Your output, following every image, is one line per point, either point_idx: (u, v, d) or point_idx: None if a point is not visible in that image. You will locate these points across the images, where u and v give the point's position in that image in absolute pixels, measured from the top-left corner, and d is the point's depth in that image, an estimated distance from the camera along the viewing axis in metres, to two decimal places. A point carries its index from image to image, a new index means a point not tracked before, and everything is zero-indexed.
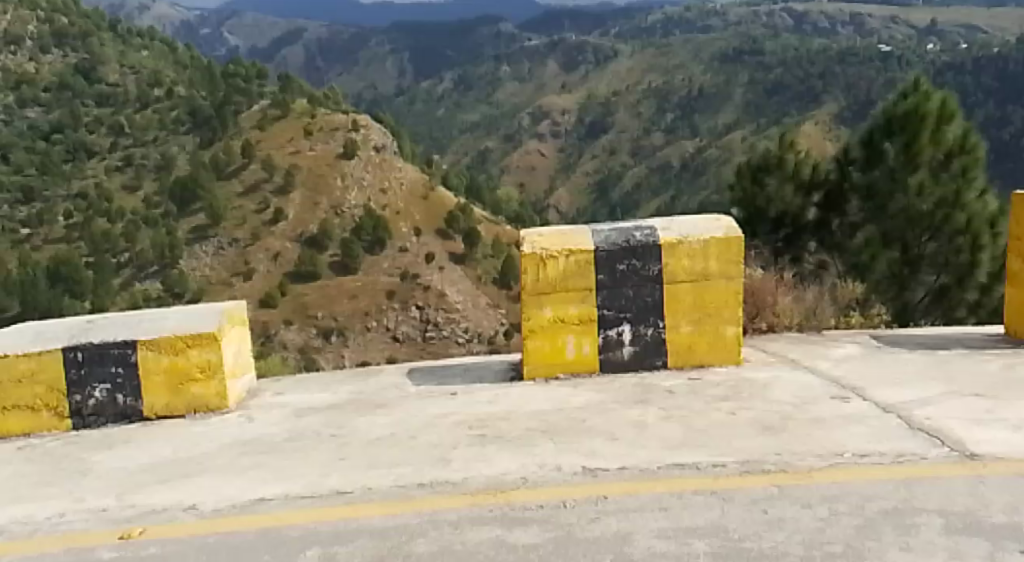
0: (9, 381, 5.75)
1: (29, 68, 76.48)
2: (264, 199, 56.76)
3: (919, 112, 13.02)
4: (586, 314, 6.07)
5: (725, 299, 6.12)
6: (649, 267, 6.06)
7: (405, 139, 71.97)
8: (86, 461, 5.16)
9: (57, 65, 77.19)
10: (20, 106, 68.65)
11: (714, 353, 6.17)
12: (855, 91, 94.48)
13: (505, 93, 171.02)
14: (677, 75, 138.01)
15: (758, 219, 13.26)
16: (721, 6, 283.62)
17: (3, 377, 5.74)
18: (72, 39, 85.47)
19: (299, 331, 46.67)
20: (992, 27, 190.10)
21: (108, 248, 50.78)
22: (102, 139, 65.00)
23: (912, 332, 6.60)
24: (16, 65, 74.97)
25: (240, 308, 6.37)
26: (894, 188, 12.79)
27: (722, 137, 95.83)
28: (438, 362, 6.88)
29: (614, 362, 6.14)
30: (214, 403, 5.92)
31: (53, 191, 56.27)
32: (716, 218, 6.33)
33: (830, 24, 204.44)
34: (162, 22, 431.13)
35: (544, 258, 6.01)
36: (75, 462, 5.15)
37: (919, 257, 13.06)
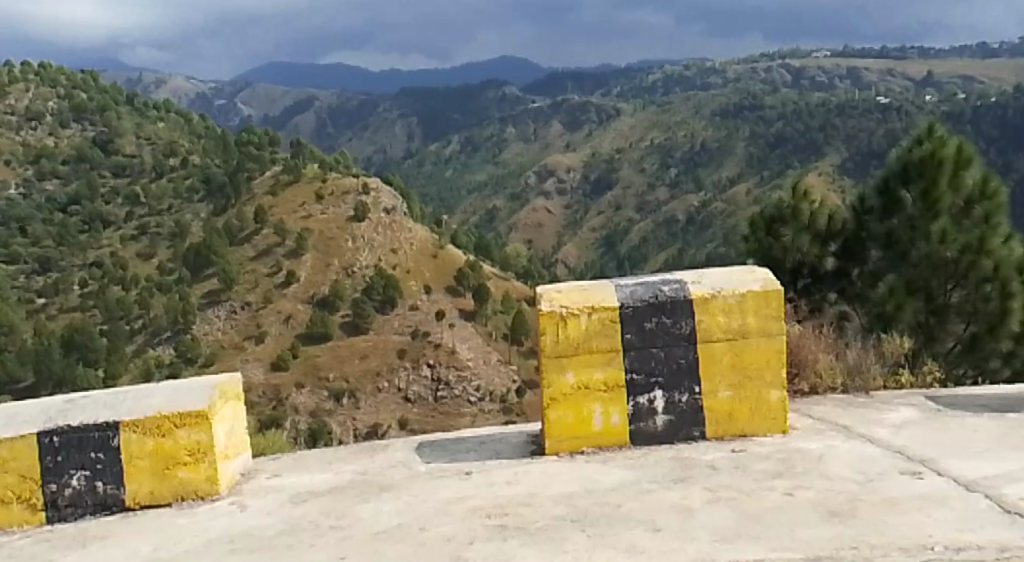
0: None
1: (48, 142, 76.49)
2: (276, 262, 55.66)
3: (936, 157, 12.37)
4: (612, 377, 5.48)
5: (767, 356, 5.52)
6: (680, 324, 5.47)
7: (413, 200, 71.52)
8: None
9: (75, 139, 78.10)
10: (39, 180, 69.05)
11: (757, 421, 5.51)
12: (856, 142, 94.54)
13: (510, 153, 171.26)
14: (680, 131, 138.56)
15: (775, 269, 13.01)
16: (720, 64, 285.34)
17: None
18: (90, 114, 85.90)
19: (309, 394, 46.31)
20: (989, 77, 190.94)
21: (122, 315, 50.89)
22: (118, 210, 65.46)
23: (975, 393, 5.95)
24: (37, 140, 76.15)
25: (235, 382, 5.76)
26: (913, 236, 12.25)
27: (727, 190, 95.60)
28: (456, 434, 6.24)
29: (647, 433, 5.49)
30: (204, 488, 5.27)
31: (69, 260, 57.85)
32: (752, 270, 5.75)
33: (828, 77, 205.28)
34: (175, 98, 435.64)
35: (564, 317, 5.45)
36: None
37: (946, 305, 12.22)
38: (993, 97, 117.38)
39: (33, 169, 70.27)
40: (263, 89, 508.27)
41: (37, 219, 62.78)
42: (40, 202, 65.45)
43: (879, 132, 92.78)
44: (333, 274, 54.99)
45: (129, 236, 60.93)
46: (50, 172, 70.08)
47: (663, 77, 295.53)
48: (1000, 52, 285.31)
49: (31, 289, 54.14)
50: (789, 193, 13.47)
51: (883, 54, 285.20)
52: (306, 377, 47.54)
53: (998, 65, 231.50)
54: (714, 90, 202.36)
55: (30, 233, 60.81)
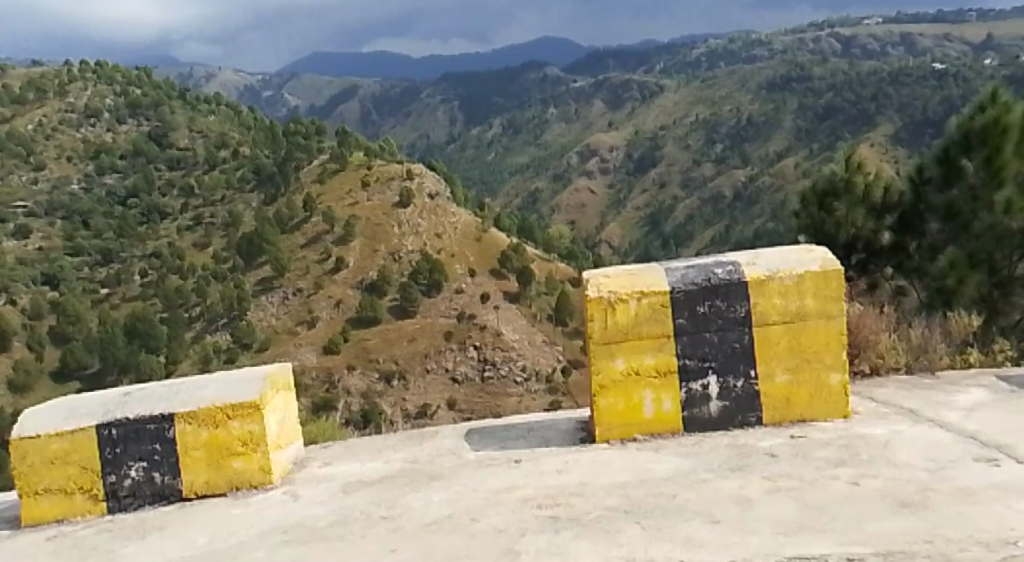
0: (38, 462, 5.08)
1: (105, 137, 77.45)
2: (325, 248, 55.78)
3: (1000, 125, 11.83)
4: (663, 364, 5.30)
5: (826, 340, 5.33)
6: (734, 308, 5.29)
7: (459, 183, 71.30)
8: (114, 555, 4.50)
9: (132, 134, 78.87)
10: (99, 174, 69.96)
11: (817, 406, 5.32)
12: (908, 111, 92.79)
13: (555, 133, 170.36)
14: (725, 106, 137.11)
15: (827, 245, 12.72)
16: (768, 36, 281.09)
17: (32, 457, 5.08)
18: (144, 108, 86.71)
19: (361, 376, 46.77)
20: None
21: (180, 303, 52.14)
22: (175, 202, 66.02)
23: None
24: (96, 135, 77.16)
25: (285, 371, 5.61)
26: (975, 207, 11.87)
27: (774, 164, 94.46)
28: (506, 421, 6.08)
29: (702, 419, 5.31)
30: (257, 478, 5.13)
31: (130, 252, 58.63)
32: (809, 249, 5.54)
33: (879, 46, 201.55)
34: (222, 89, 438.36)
35: (612, 303, 5.28)
36: (102, 556, 4.50)
37: (1012, 277, 11.93)
38: None
39: (92, 165, 71.25)
40: (308, 76, 510.06)
41: (98, 212, 63.72)
42: (99, 196, 66.31)
43: (932, 101, 90.95)
44: (380, 259, 55.08)
45: (185, 227, 61.47)
46: (109, 166, 70.98)
47: (708, 52, 292.46)
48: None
49: (94, 281, 55.45)
50: (842, 166, 13.15)
51: (936, 20, 279.23)
52: (356, 359, 47.76)
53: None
54: (759, 63, 199.94)
55: (91, 226, 61.78)
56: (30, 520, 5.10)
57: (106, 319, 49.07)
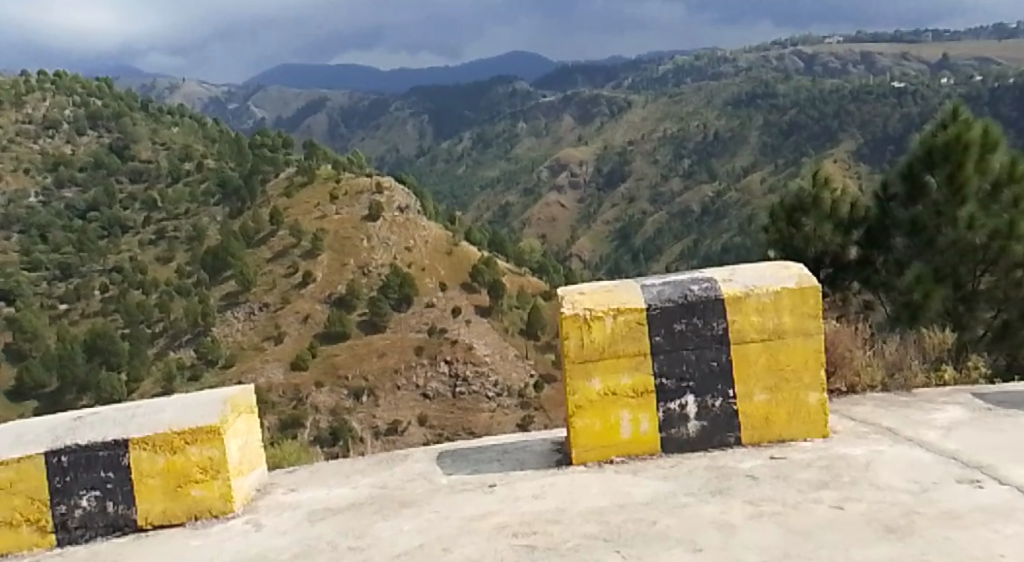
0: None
1: (64, 150, 76.26)
2: (293, 262, 55.29)
3: (961, 140, 12.06)
4: (640, 384, 5.19)
5: (805, 358, 5.24)
6: (711, 325, 5.20)
7: (426, 198, 71.05)
8: None
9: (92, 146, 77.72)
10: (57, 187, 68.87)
11: (795, 424, 5.23)
12: (872, 128, 93.78)
13: (522, 148, 170.47)
14: (692, 121, 137.88)
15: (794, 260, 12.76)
16: (731, 53, 283.47)
17: None
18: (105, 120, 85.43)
19: (329, 393, 46.42)
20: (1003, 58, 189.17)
21: (142, 319, 51.64)
22: (136, 215, 65.14)
23: (1008, 390, 5.99)
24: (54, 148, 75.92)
25: (248, 394, 5.43)
26: (939, 222, 11.97)
27: (741, 179, 94.93)
28: (475, 443, 5.95)
29: (680, 439, 5.20)
30: (218, 507, 4.96)
31: (90, 267, 57.82)
32: (785, 266, 5.46)
33: (841, 64, 203.80)
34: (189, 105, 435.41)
35: (587, 320, 5.16)
36: None
37: (974, 292, 12.10)
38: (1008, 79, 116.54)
39: (51, 178, 70.09)
40: (275, 92, 508.29)
41: (57, 226, 62.88)
42: (59, 209, 65.19)
43: (895, 118, 91.98)
44: (349, 273, 54.63)
45: (147, 241, 60.55)
46: (68, 179, 69.83)
47: (674, 68, 294.19)
48: (1013, 34, 283.33)
49: (53, 297, 54.73)
50: (809, 181, 13.20)
51: (895, 38, 282.95)
52: (325, 376, 47.43)
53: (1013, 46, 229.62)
54: (725, 80, 201.47)
55: (50, 240, 60.80)
56: None
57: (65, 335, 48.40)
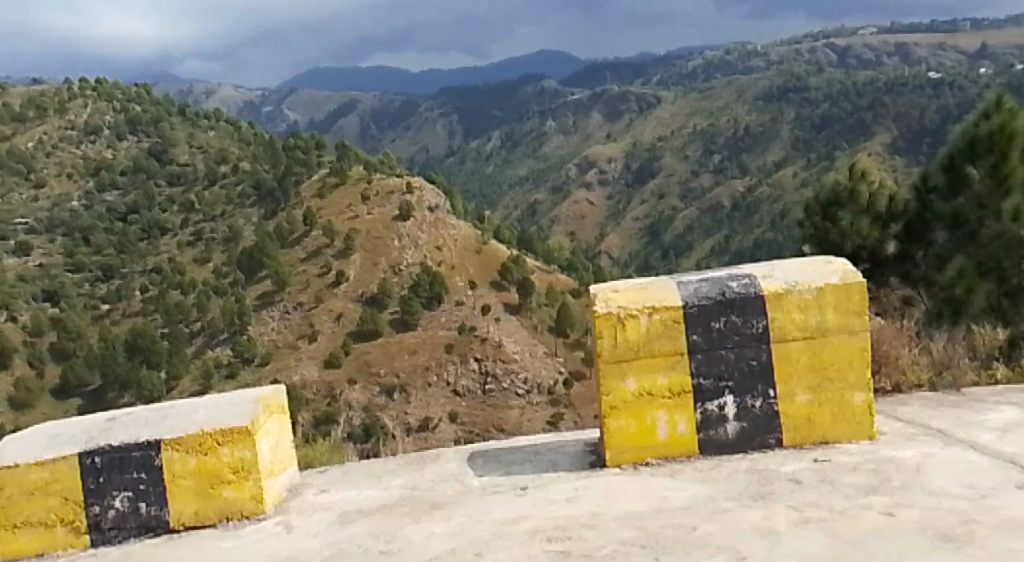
0: (17, 494, 4.76)
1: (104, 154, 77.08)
2: (326, 262, 55.41)
3: (1006, 131, 11.63)
4: (678, 383, 5.01)
5: (848, 357, 5.06)
6: (750, 324, 5.01)
7: (459, 196, 70.92)
8: None
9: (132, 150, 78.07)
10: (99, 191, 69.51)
11: (839, 427, 5.05)
12: (906, 120, 92.64)
13: (553, 146, 170.07)
14: (723, 117, 137.10)
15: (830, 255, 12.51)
16: (762, 46, 281.20)
17: (9, 488, 4.75)
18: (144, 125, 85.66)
19: (361, 390, 46.60)
20: None
21: (181, 318, 51.91)
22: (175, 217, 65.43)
23: None
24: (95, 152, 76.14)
25: (278, 393, 5.30)
26: (981, 215, 11.68)
27: (773, 174, 94.23)
28: (509, 445, 5.77)
29: (718, 441, 5.02)
30: (249, 508, 4.82)
31: (131, 268, 58.37)
32: (828, 261, 5.28)
33: (875, 55, 201.35)
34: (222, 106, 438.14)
35: (622, 319, 4.99)
36: None
37: (1021, 286, 11.49)
38: None
39: (93, 182, 70.88)
40: (307, 92, 509.96)
41: (99, 229, 63.65)
42: (100, 213, 65.87)
43: (930, 110, 90.77)
44: (380, 272, 54.62)
45: (185, 242, 60.85)
46: (109, 183, 70.48)
47: (704, 64, 292.53)
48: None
49: (94, 296, 55.43)
50: (846, 175, 12.95)
51: (930, 29, 279.30)
52: (357, 373, 47.56)
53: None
54: (756, 74, 200.16)
55: (91, 243, 61.49)
56: (5, 557, 4.77)
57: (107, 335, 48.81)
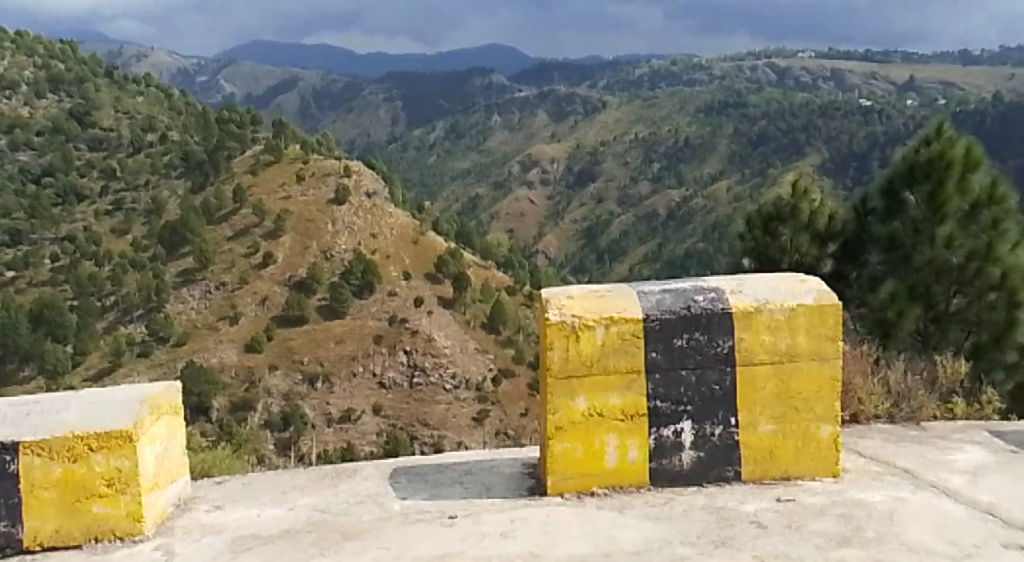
0: None
1: (22, 112, 72.71)
2: (254, 242, 54.18)
3: (944, 158, 11.86)
4: (632, 405, 4.51)
5: (817, 385, 4.58)
6: (715, 344, 4.51)
7: (396, 185, 69.78)
8: None
9: (53, 110, 74.46)
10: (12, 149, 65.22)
11: (802, 461, 4.57)
12: (837, 144, 93.75)
13: (494, 142, 169.15)
14: (664, 126, 137.66)
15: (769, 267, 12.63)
16: (705, 61, 283.04)
17: None
18: (66, 85, 82.29)
19: (283, 377, 45.99)
20: (965, 80, 191.11)
21: (93, 290, 49.55)
22: (94, 184, 62.96)
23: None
24: (12, 110, 72.25)
25: (172, 391, 4.70)
26: (916, 240, 11.94)
27: (709, 185, 94.64)
28: (441, 461, 5.23)
29: (672, 472, 4.53)
30: (125, 528, 4.24)
31: (41, 234, 54.99)
32: (801, 278, 4.79)
33: (810, 78, 203.56)
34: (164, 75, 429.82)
35: (575, 330, 4.47)
36: None
37: (946, 312, 11.99)
38: (972, 105, 117.50)
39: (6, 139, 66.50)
40: (250, 68, 503.02)
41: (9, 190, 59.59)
42: (13, 173, 62.47)
43: (859, 136, 92.01)
44: (310, 258, 53.61)
45: (104, 211, 58.66)
46: (23, 143, 66.37)
47: (648, 74, 294.40)
48: (980, 60, 285.65)
49: None
50: (788, 190, 12.87)
51: (865, 56, 283.70)
52: (280, 358, 46.83)
53: (976, 71, 232.74)
54: (697, 87, 201.79)
55: None
56: None
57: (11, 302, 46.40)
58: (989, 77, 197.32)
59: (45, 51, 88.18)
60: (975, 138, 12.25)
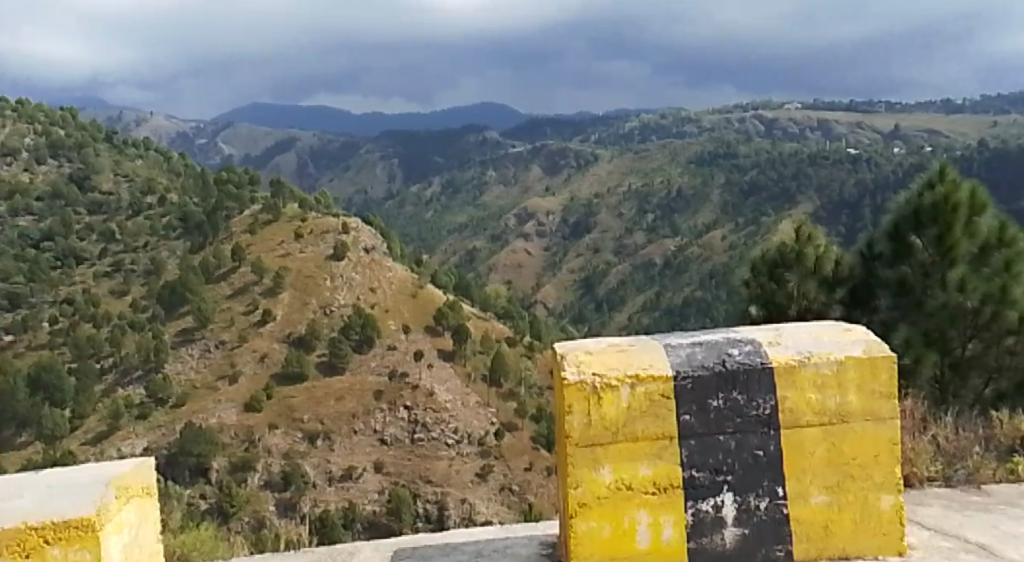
0: None
1: (22, 178, 72.31)
2: (252, 299, 53.55)
3: (949, 202, 11.44)
4: (664, 476, 3.97)
5: (875, 450, 4.03)
6: (755, 404, 3.99)
7: (393, 240, 69.30)
8: None
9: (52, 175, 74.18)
10: (13, 214, 64.67)
11: (859, 537, 4.03)
12: (828, 192, 93.88)
13: (489, 197, 168.96)
14: (657, 177, 138.12)
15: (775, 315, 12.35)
16: (696, 112, 284.87)
17: None
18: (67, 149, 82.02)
19: (282, 436, 45.45)
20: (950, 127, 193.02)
21: (92, 352, 48.79)
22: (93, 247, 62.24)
23: None
24: (12, 176, 71.93)
25: (144, 471, 4.17)
26: (927, 283, 11.41)
27: (703, 234, 94.48)
28: (451, 540, 4.70)
29: (715, 551, 3.99)
30: None
31: (40, 297, 54.43)
32: (844, 327, 4.24)
33: (798, 128, 204.43)
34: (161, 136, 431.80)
35: (598, 391, 3.94)
36: None
37: (962, 358, 11.44)
38: (961, 152, 118.04)
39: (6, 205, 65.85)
40: (245, 127, 504.67)
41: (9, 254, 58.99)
42: (13, 237, 61.87)
43: (851, 183, 92.18)
44: (309, 314, 53.02)
45: (103, 273, 57.98)
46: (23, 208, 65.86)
47: (639, 127, 296.30)
48: (964, 108, 287.97)
49: None
50: (792, 237, 12.77)
51: (853, 106, 285.48)
52: (278, 418, 46.31)
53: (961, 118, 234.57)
54: (689, 139, 203.06)
55: None
56: None
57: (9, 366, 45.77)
58: (974, 123, 198.91)
59: (46, 117, 88.14)
60: (976, 179, 11.88)
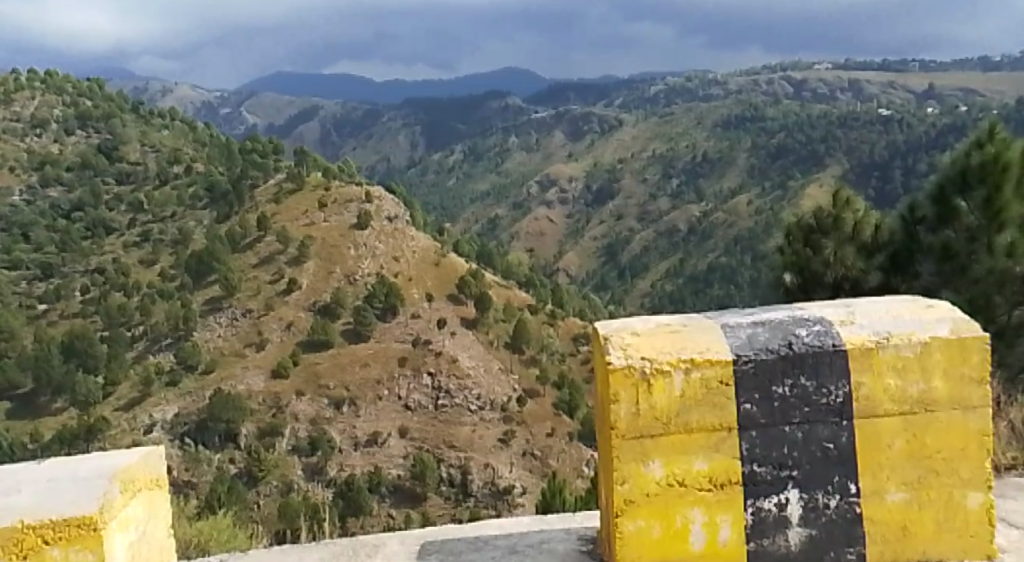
0: None
1: (51, 149, 72.27)
2: (278, 268, 53.43)
3: (1000, 161, 10.74)
4: (720, 472, 3.52)
5: (964, 443, 3.57)
6: (827, 391, 3.52)
7: (416, 209, 68.73)
8: None
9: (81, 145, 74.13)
10: (42, 185, 64.71)
11: (943, 542, 3.59)
12: (858, 154, 92.47)
13: (514, 163, 167.86)
14: (683, 142, 136.74)
15: (813, 286, 12.04)
16: (724, 76, 281.87)
17: None
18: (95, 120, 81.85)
19: (309, 402, 45.53)
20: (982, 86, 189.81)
21: (123, 321, 49.16)
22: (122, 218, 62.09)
23: None
24: (41, 147, 71.95)
25: (152, 462, 3.74)
26: (973, 249, 10.77)
27: (729, 198, 93.41)
28: (482, 533, 4.29)
29: (777, 552, 3.55)
30: None
31: (71, 267, 54.06)
32: (927, 303, 3.77)
33: (827, 90, 201.42)
34: (186, 105, 431.94)
35: (650, 380, 3.49)
36: None
37: (1007, 324, 10.72)
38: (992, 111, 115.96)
39: (35, 176, 65.54)
40: (269, 95, 503.04)
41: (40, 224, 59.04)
42: (43, 209, 61.97)
43: (881, 145, 90.67)
44: (335, 282, 52.82)
45: (132, 243, 57.50)
46: (53, 178, 65.94)
47: (665, 90, 293.83)
48: (999, 66, 281.75)
49: (32, 297, 51.50)
50: (829, 202, 12.53)
51: (882, 66, 280.76)
52: (306, 385, 46.38)
53: (992, 76, 230.71)
54: (715, 102, 200.87)
55: (32, 239, 57.13)
56: None
57: (43, 336, 46.27)
58: (1005, 81, 195.91)
59: (72, 87, 87.98)
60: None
